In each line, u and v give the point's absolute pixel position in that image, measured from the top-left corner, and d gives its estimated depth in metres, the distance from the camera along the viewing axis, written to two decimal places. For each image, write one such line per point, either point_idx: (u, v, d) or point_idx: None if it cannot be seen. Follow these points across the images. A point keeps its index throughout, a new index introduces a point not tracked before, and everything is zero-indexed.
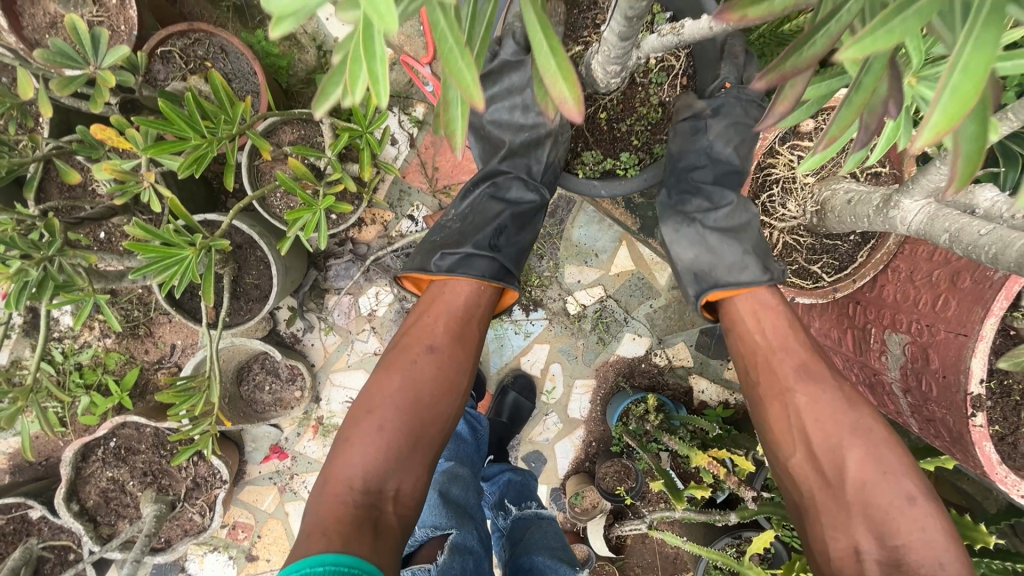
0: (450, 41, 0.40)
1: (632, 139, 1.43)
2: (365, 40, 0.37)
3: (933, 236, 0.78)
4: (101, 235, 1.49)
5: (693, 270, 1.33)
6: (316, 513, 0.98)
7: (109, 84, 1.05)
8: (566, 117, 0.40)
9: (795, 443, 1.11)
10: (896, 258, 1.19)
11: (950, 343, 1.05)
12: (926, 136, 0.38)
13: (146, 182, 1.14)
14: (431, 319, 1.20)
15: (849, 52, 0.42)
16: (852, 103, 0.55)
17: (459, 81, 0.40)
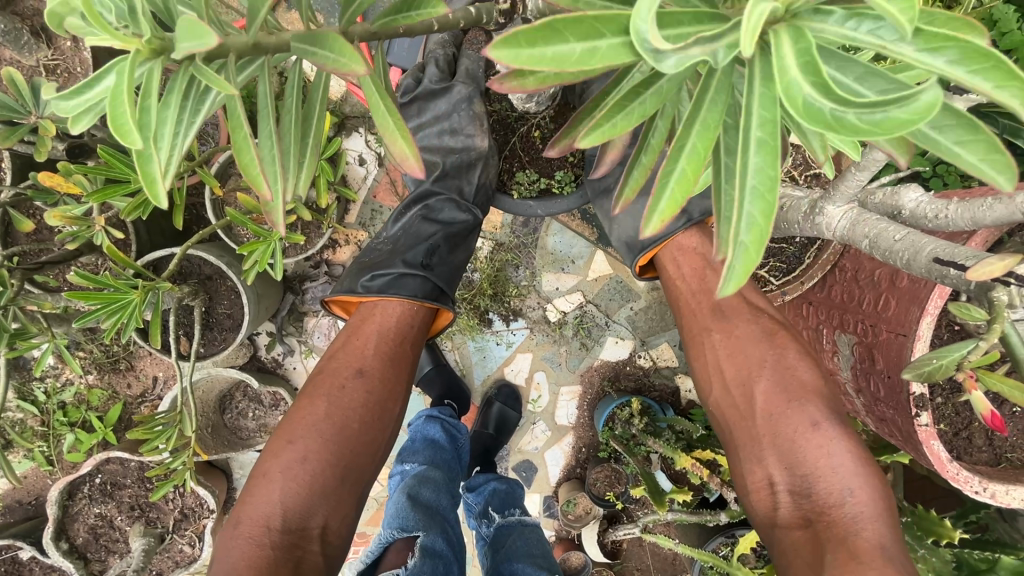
0: (242, 135, 0.58)
1: (567, 158, 1.41)
2: (145, 160, 0.54)
3: (856, 242, 0.77)
4: (68, 276, 1.50)
5: (625, 242, 1.40)
6: (231, 557, 0.96)
7: (51, 132, 1.06)
8: (411, 169, 0.65)
9: (711, 378, 1.22)
10: (843, 259, 1.21)
11: (892, 343, 1.04)
12: (655, 220, 0.65)
13: (97, 227, 1.16)
14: (360, 340, 1.21)
15: (591, 138, 0.62)
16: (642, 164, 0.72)
17: (250, 176, 0.59)
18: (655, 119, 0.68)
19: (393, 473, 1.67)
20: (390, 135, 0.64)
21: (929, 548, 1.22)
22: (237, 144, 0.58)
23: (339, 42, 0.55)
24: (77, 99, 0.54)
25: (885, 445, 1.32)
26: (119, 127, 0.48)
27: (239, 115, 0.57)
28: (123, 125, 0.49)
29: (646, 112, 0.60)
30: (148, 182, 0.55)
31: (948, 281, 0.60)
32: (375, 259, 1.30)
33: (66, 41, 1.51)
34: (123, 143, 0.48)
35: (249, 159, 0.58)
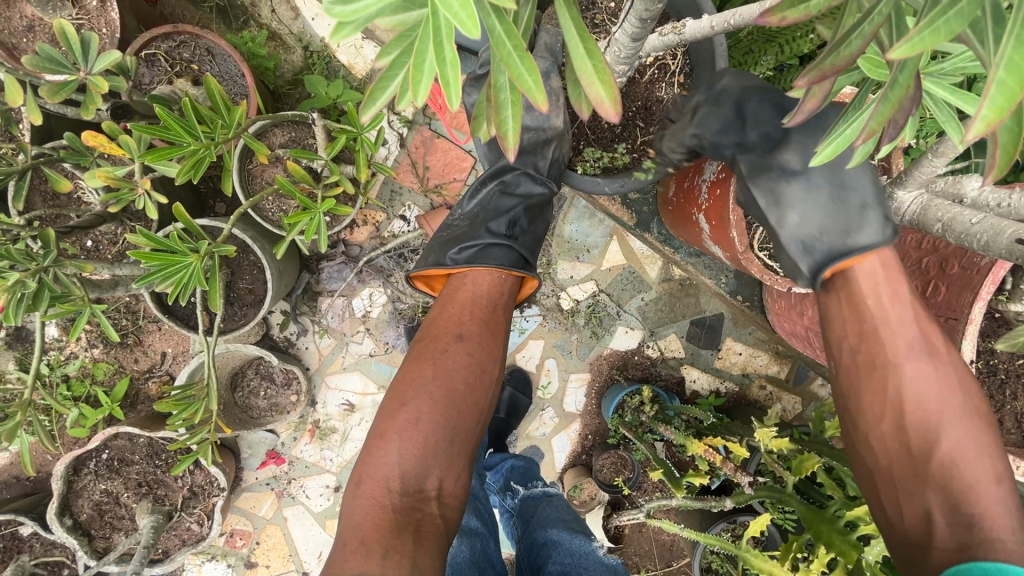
0: (510, 50, 0.53)
1: (631, 137, 1.42)
2: (441, 58, 0.50)
3: (928, 225, 0.83)
4: (88, 244, 1.46)
5: (801, 239, 1.17)
6: (355, 514, 0.97)
7: (101, 89, 1.03)
8: (604, 113, 0.56)
9: (883, 404, 1.01)
10: (887, 247, 1.23)
11: (941, 328, 1.14)
12: (976, 127, 0.43)
13: (141, 190, 1.12)
14: (456, 305, 1.23)
15: (903, 50, 0.46)
16: (894, 88, 0.62)
17: (529, 91, 0.53)
18: (912, 60, 0.59)
19: None
20: (585, 77, 0.56)
21: None
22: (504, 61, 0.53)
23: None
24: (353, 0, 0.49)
25: None
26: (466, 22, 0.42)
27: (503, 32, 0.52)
28: (464, 21, 0.43)
29: (950, 34, 0.45)
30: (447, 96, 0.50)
31: None
32: (455, 234, 1.35)
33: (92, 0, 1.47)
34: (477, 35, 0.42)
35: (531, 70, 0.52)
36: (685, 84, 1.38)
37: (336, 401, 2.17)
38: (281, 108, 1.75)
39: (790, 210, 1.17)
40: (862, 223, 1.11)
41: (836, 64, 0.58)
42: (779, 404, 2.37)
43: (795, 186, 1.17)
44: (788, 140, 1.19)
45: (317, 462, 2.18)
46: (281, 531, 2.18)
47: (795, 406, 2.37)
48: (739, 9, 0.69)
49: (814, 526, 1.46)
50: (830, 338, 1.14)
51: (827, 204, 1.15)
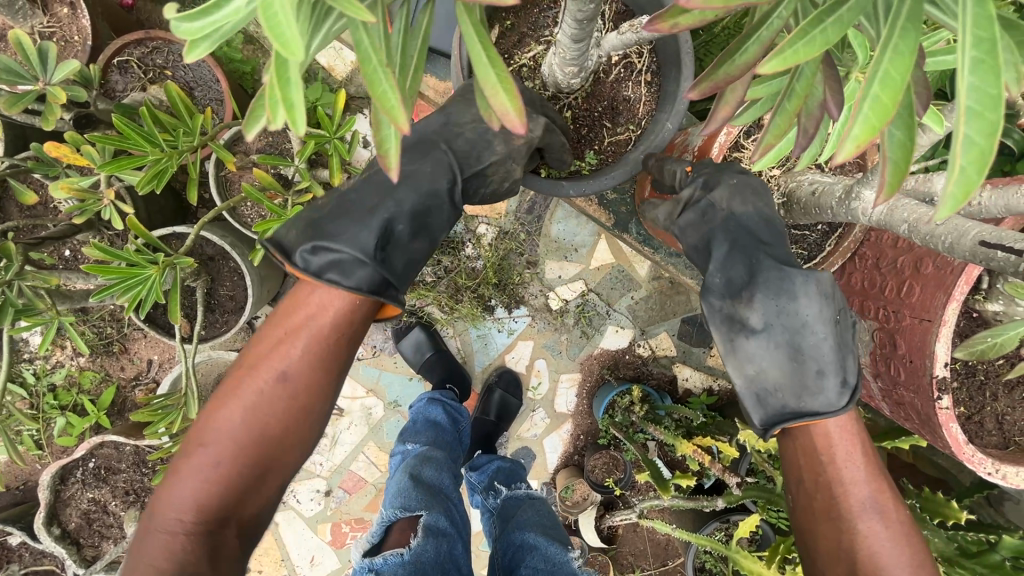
0: (375, 66, 0.54)
1: (597, 137, 1.34)
2: (285, 81, 0.51)
3: (893, 226, 0.81)
4: (66, 253, 1.45)
5: (755, 390, 1.03)
6: (150, 547, 0.93)
7: (60, 100, 1.01)
8: (510, 124, 0.57)
9: (836, 554, 0.97)
10: (864, 245, 1.12)
11: (916, 328, 0.98)
12: (848, 146, 0.50)
13: (106, 201, 1.11)
14: (292, 329, 1.03)
15: (773, 64, 0.51)
16: (785, 111, 0.70)
17: (390, 108, 0.53)
18: (805, 65, 0.64)
19: (395, 453, 1.70)
20: (490, 88, 0.56)
21: (934, 529, 1.18)
22: (369, 76, 0.54)
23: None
24: (202, 19, 0.50)
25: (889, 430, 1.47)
26: (282, 40, 0.44)
27: (368, 46, 0.53)
28: (286, 40, 0.44)
29: (828, 42, 0.52)
30: (288, 109, 0.52)
31: (994, 262, 0.66)
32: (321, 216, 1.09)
33: (63, 8, 1.45)
34: (290, 57, 0.44)
35: (387, 89, 0.53)
36: (652, 83, 1.31)
37: None
38: None
39: (754, 355, 1.02)
40: (824, 387, 0.99)
41: (730, 73, 0.64)
42: None
43: (756, 342, 1.03)
44: (789, 276, 1.03)
45: (307, 466, 2.17)
46: (273, 536, 2.18)
47: None
48: None
49: None
50: (784, 476, 1.08)
51: (809, 334, 1.01)
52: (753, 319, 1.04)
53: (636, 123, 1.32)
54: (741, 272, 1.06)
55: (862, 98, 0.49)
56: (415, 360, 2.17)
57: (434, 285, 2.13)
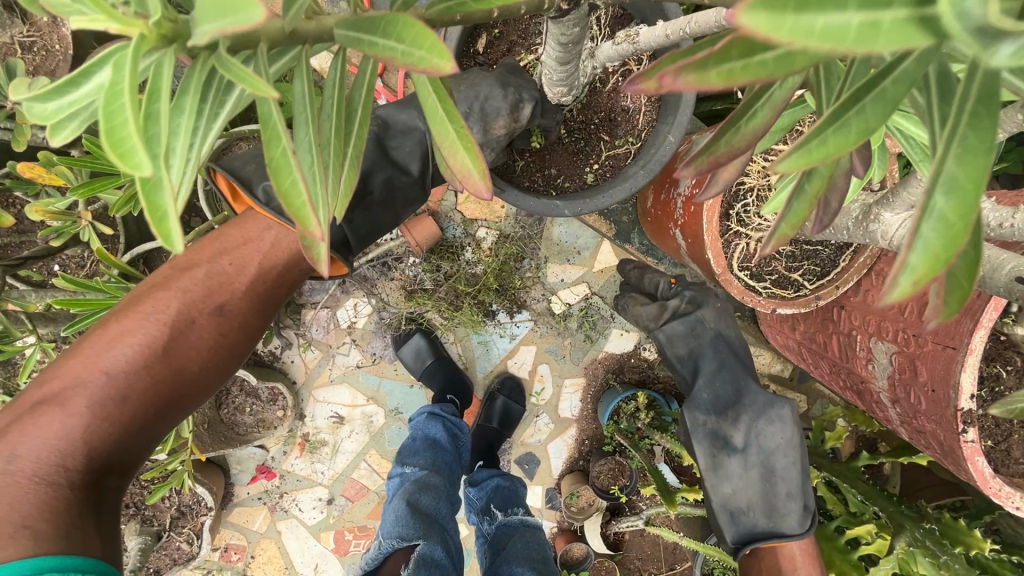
0: (281, 146, 0.45)
1: (597, 150, 1.25)
2: (153, 190, 0.39)
3: None
4: (52, 269, 1.40)
5: (730, 504, 1.35)
6: (5, 495, 0.82)
7: (28, 120, 0.97)
8: (471, 186, 0.53)
9: None
10: (882, 260, 1.04)
11: (937, 356, 0.91)
12: (903, 283, 0.34)
13: (83, 222, 1.08)
14: (225, 272, 1.12)
15: (792, 161, 0.37)
16: (804, 193, 0.56)
17: (295, 208, 0.46)
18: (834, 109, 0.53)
19: (393, 475, 1.69)
20: (449, 146, 0.53)
21: (952, 555, 1.14)
22: (270, 159, 0.45)
23: (402, 27, 0.41)
24: (59, 100, 0.40)
25: (905, 446, 1.43)
26: (121, 150, 0.34)
27: (278, 117, 0.44)
28: (128, 149, 0.34)
29: (867, 131, 0.37)
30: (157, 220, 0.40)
31: None
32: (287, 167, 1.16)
33: (43, 16, 1.40)
34: (129, 173, 0.34)
35: (292, 181, 0.45)
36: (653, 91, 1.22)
37: (325, 414, 2.13)
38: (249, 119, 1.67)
39: (729, 474, 1.35)
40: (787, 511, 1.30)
41: (734, 145, 0.53)
42: None
43: (736, 460, 1.34)
44: (760, 407, 1.36)
45: (309, 475, 2.15)
46: (276, 544, 2.16)
47: (799, 405, 2.16)
48: (694, 16, 0.62)
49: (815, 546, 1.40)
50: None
51: (779, 462, 1.31)
52: (733, 440, 1.35)
53: (636, 134, 1.24)
54: (719, 395, 1.39)
55: (922, 218, 0.34)
56: (416, 368, 2.12)
57: (434, 291, 2.07)
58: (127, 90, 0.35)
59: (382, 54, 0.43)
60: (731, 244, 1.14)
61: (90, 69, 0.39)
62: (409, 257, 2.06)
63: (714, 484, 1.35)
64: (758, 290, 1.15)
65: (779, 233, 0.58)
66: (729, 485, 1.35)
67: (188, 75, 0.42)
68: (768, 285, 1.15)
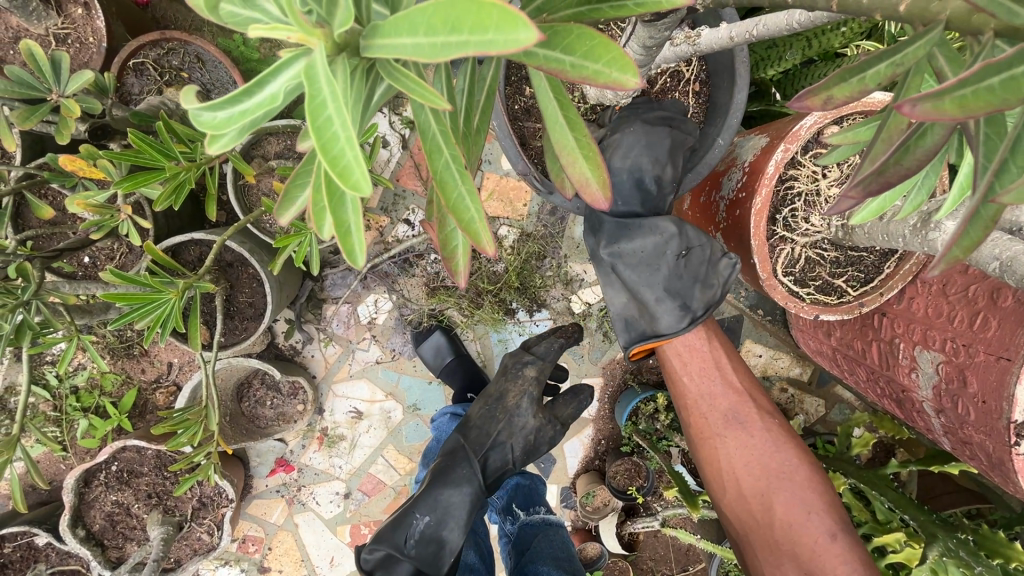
0: (447, 158, 0.56)
1: None
2: (335, 198, 0.50)
3: (983, 262, 0.73)
4: (84, 261, 1.41)
5: (623, 316, 1.16)
6: None
7: (74, 113, 0.97)
8: (593, 200, 0.63)
9: (722, 480, 1.15)
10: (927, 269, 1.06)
11: (991, 366, 0.89)
12: None
13: (123, 215, 1.09)
14: None
15: (1020, 192, 0.45)
16: (967, 235, 0.53)
17: (468, 223, 0.58)
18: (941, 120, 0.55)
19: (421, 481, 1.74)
20: (568, 154, 0.63)
21: (987, 565, 1.13)
22: (434, 170, 0.56)
23: (575, 40, 0.51)
24: (229, 109, 0.45)
25: (934, 454, 1.41)
26: (337, 165, 0.43)
27: (439, 134, 0.55)
28: (345, 167, 0.43)
29: None
30: (341, 232, 0.52)
31: None
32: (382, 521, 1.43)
33: (76, 7, 1.40)
34: (350, 192, 0.42)
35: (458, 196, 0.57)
36: (699, 93, 1.22)
37: (344, 409, 2.14)
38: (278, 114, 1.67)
39: (608, 288, 1.17)
40: (658, 307, 1.10)
41: (905, 166, 0.59)
42: (802, 409, 2.14)
43: (609, 278, 1.16)
44: (640, 224, 1.11)
45: (327, 469, 2.16)
46: (292, 537, 2.18)
47: (818, 409, 2.14)
48: (764, 18, 0.62)
49: None
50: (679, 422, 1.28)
51: (645, 270, 1.10)
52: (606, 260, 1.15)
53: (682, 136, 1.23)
54: (599, 226, 1.17)
55: None
56: (436, 365, 2.12)
57: (455, 289, 2.07)
58: (329, 103, 0.42)
59: (550, 64, 0.52)
60: (776, 249, 1.12)
61: (269, 77, 0.44)
62: (430, 254, 2.06)
63: (605, 286, 1.17)
64: (801, 296, 1.14)
65: (949, 256, 0.54)
66: (617, 300, 1.16)
67: (353, 72, 0.49)
68: (812, 291, 1.14)
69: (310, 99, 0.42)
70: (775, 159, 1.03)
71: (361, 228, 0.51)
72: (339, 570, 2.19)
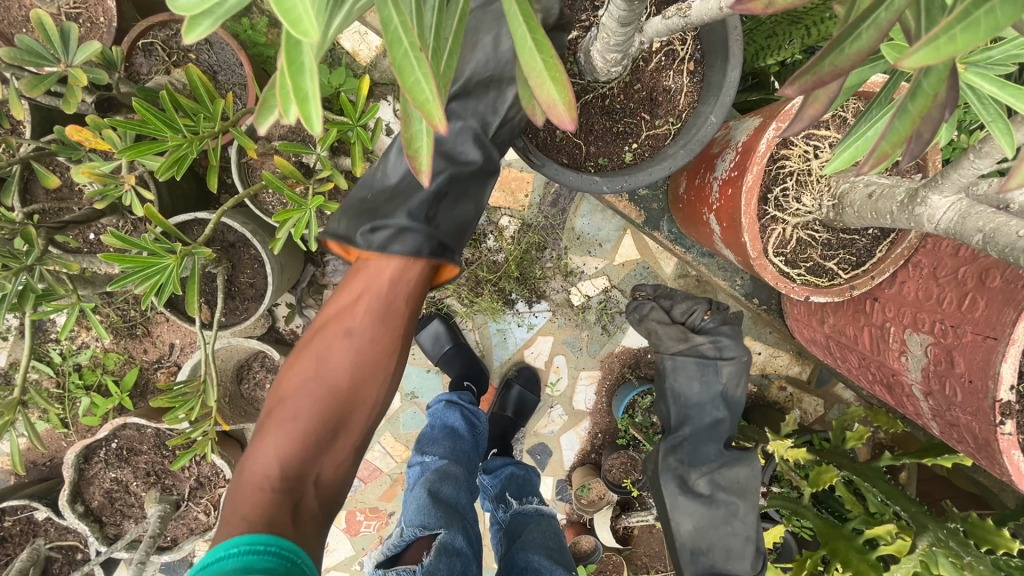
0: (405, 49, 0.46)
1: (636, 130, 1.25)
2: (295, 67, 0.43)
3: (966, 236, 0.74)
4: (89, 236, 1.43)
5: (694, 537, 1.53)
6: (239, 511, 0.93)
7: (81, 82, 1.00)
8: (559, 120, 0.55)
9: None
10: (918, 253, 1.06)
11: (977, 346, 0.90)
12: None
13: (127, 186, 1.11)
14: (351, 298, 1.12)
15: (920, 57, 0.40)
16: (906, 113, 0.55)
17: (420, 102, 0.46)
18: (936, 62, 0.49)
19: (414, 464, 1.72)
20: (536, 77, 0.53)
21: (977, 555, 1.13)
22: (395, 61, 0.46)
23: None
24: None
25: (929, 447, 1.40)
26: (289, 16, 0.37)
27: (401, 28, 0.45)
28: (297, 17, 0.37)
29: (995, 29, 0.38)
30: (299, 101, 0.45)
31: None
32: (375, 203, 1.18)
33: None
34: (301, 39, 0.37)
35: (416, 81, 0.46)
36: (695, 74, 1.22)
37: None
38: None
39: (682, 511, 1.53)
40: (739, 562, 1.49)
41: (836, 66, 0.51)
42: (799, 407, 2.14)
43: (691, 501, 1.53)
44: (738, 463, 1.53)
45: None
46: None
47: (816, 408, 2.14)
48: None
49: (830, 543, 1.35)
50: None
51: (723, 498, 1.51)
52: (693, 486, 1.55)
53: (677, 115, 1.24)
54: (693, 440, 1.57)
55: None
56: (435, 353, 2.16)
57: (455, 277, 2.08)
58: None
59: None
60: (767, 230, 1.13)
61: None
62: None
63: (680, 512, 1.53)
64: (793, 277, 1.14)
65: (880, 151, 0.60)
66: (691, 522, 1.53)
67: None
68: (803, 273, 1.14)
69: None
70: (767, 137, 1.04)
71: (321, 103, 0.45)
72: (332, 555, 2.20)
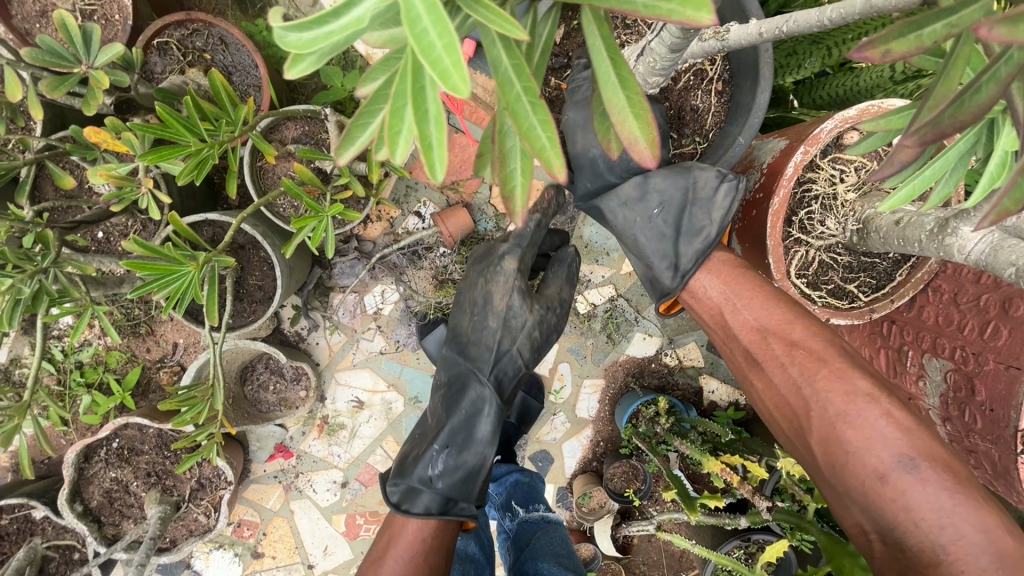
0: (519, 91, 0.58)
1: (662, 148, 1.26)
2: (421, 112, 0.53)
3: (998, 269, 0.75)
4: (99, 235, 1.42)
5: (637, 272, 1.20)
6: None
7: (102, 84, 0.98)
8: (639, 153, 0.65)
9: (767, 384, 0.99)
10: (938, 278, 1.08)
11: (1000, 375, 0.94)
12: None
13: (144, 189, 1.10)
14: (381, 552, 1.20)
15: None
16: None
17: (539, 147, 0.60)
18: None
19: None
20: (618, 111, 0.64)
21: None
22: (514, 111, 0.58)
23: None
24: (314, 31, 0.50)
25: None
26: (441, 74, 0.46)
27: (513, 70, 0.58)
28: (446, 72, 0.46)
29: None
30: (424, 146, 0.55)
31: None
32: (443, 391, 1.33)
33: None
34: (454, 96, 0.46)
35: (534, 126, 0.59)
36: (722, 93, 1.23)
37: (345, 398, 2.14)
38: (297, 101, 1.68)
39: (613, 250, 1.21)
40: (656, 273, 1.13)
41: (957, 118, 0.59)
42: None
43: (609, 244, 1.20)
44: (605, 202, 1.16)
45: (325, 456, 2.16)
46: (288, 524, 2.18)
47: None
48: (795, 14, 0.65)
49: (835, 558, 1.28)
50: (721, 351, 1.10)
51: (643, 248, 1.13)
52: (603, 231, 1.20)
53: (703, 134, 1.25)
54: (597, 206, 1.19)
55: None
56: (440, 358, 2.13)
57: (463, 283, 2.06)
58: (422, 16, 0.45)
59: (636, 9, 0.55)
60: (790, 252, 1.14)
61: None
62: (439, 248, 2.06)
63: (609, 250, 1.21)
64: (813, 299, 1.15)
65: (998, 209, 0.57)
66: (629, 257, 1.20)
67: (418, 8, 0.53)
68: (824, 294, 1.16)
69: (404, 12, 0.45)
70: (794, 160, 1.05)
71: (443, 147, 0.55)
72: (331, 559, 2.19)
